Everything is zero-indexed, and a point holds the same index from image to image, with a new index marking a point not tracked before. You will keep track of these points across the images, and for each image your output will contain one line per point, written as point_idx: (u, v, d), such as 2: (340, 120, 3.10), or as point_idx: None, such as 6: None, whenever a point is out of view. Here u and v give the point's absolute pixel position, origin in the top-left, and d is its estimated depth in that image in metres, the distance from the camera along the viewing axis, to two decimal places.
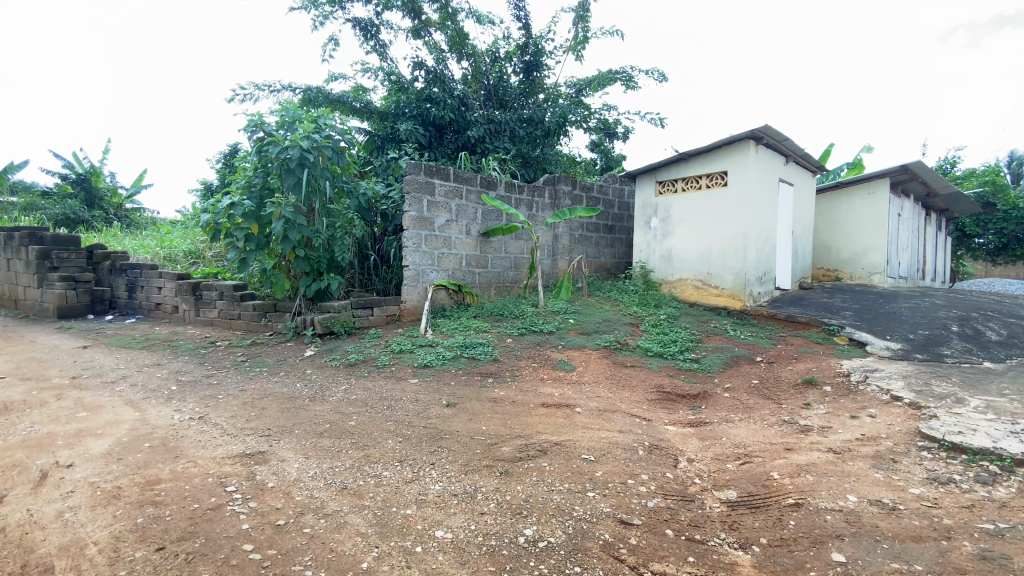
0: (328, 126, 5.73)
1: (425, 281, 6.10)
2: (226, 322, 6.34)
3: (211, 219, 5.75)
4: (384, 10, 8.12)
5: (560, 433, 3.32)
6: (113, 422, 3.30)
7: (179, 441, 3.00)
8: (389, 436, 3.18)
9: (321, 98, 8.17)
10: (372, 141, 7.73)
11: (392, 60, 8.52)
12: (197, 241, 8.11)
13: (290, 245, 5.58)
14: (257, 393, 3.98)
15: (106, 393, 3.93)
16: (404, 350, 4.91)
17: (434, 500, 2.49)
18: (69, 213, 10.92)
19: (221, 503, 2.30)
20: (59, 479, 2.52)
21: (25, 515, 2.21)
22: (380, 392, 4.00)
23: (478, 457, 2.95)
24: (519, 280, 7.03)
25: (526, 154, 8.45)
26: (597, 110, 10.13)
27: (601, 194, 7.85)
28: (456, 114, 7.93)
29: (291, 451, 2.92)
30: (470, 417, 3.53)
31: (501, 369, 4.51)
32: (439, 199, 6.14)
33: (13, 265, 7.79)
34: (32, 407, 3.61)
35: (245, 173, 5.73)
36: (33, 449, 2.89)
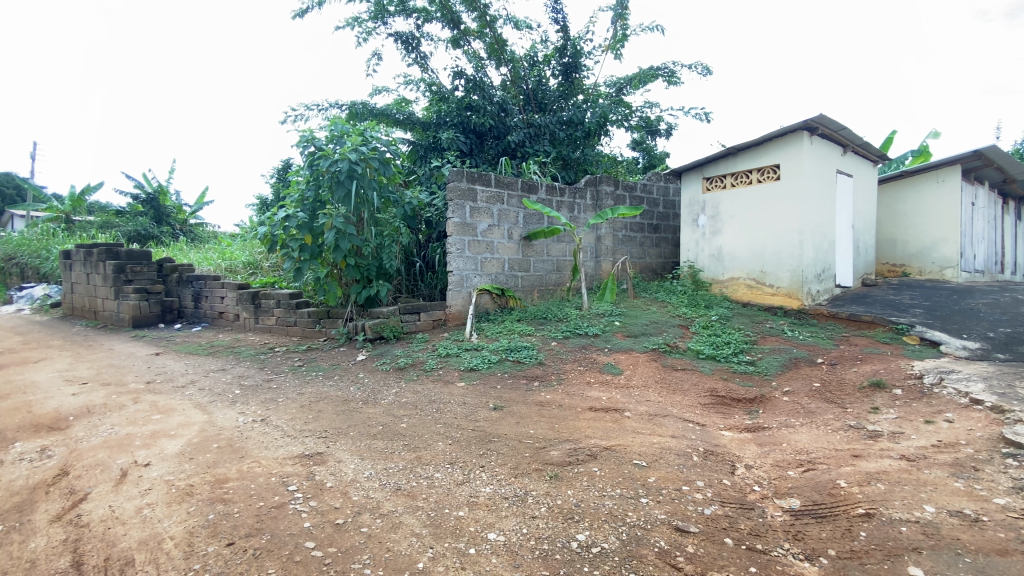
0: (374, 138, 5.92)
1: (469, 286, 6.18)
2: (283, 328, 6.64)
3: (268, 231, 6.04)
4: (425, 23, 8.31)
5: (610, 437, 3.27)
6: (184, 424, 3.52)
7: (244, 442, 3.16)
8: (439, 439, 3.23)
9: (366, 112, 8.45)
10: (416, 151, 7.90)
11: (433, 71, 8.71)
12: (255, 252, 8.55)
13: (341, 254, 5.79)
14: (314, 396, 4.15)
15: (177, 397, 4.19)
16: (451, 354, 4.98)
17: (485, 502, 2.50)
18: (140, 230, 11.78)
19: (284, 502, 2.40)
20: (138, 477, 2.71)
21: (108, 510, 2.38)
22: (429, 395, 4.07)
23: (528, 460, 2.95)
24: (563, 282, 6.99)
25: (566, 156, 8.42)
26: (638, 108, 9.98)
27: (645, 192, 7.71)
28: (496, 120, 8.02)
29: (347, 452, 3.01)
30: (517, 420, 3.53)
31: (547, 373, 4.49)
32: (482, 204, 6.20)
33: (93, 279, 8.44)
34: (112, 410, 3.90)
35: (298, 187, 5.96)
36: (115, 448, 3.12)
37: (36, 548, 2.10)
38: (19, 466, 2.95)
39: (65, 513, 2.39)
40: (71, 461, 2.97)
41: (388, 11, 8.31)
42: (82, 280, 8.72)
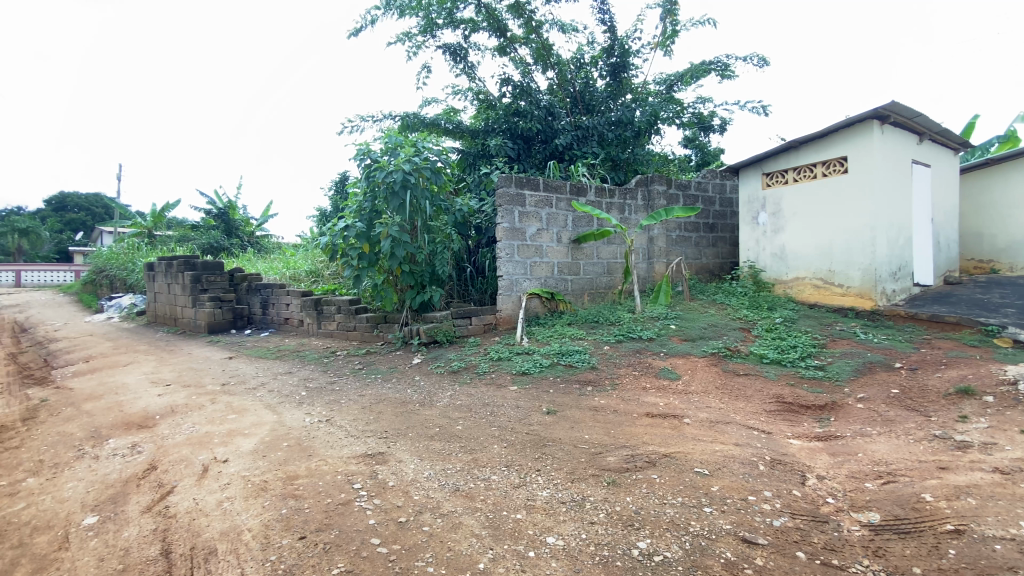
0: (426, 148, 6.10)
1: (519, 290, 6.20)
2: (343, 333, 6.92)
3: (329, 241, 6.33)
4: (472, 33, 8.46)
5: (669, 444, 3.17)
6: (257, 424, 3.74)
7: (311, 441, 3.32)
8: (495, 441, 3.25)
9: (417, 123, 8.68)
10: (465, 159, 8.04)
11: (480, 80, 8.84)
12: (317, 261, 8.98)
13: (396, 261, 5.98)
14: (374, 398, 4.30)
15: (249, 398, 4.47)
16: (503, 358, 5.02)
17: (543, 506, 2.49)
18: (213, 243, 12.66)
19: (350, 499, 2.50)
20: (218, 472, 2.91)
21: (192, 503, 2.57)
22: (482, 399, 4.11)
23: (584, 465, 2.91)
24: (615, 285, 6.88)
25: (615, 157, 8.31)
26: (690, 104, 9.70)
27: (700, 191, 7.47)
28: (544, 124, 8.01)
29: (407, 452, 3.10)
30: (572, 425, 3.50)
31: (600, 378, 4.42)
32: (531, 209, 6.23)
33: (173, 289, 9.12)
34: (192, 409, 4.20)
35: (356, 199, 6.21)
36: (196, 445, 3.36)
37: (130, 537, 2.29)
38: (113, 461, 3.23)
39: (154, 504, 2.59)
40: (158, 456, 3.22)
41: (437, 24, 8.53)
42: (164, 290, 9.45)
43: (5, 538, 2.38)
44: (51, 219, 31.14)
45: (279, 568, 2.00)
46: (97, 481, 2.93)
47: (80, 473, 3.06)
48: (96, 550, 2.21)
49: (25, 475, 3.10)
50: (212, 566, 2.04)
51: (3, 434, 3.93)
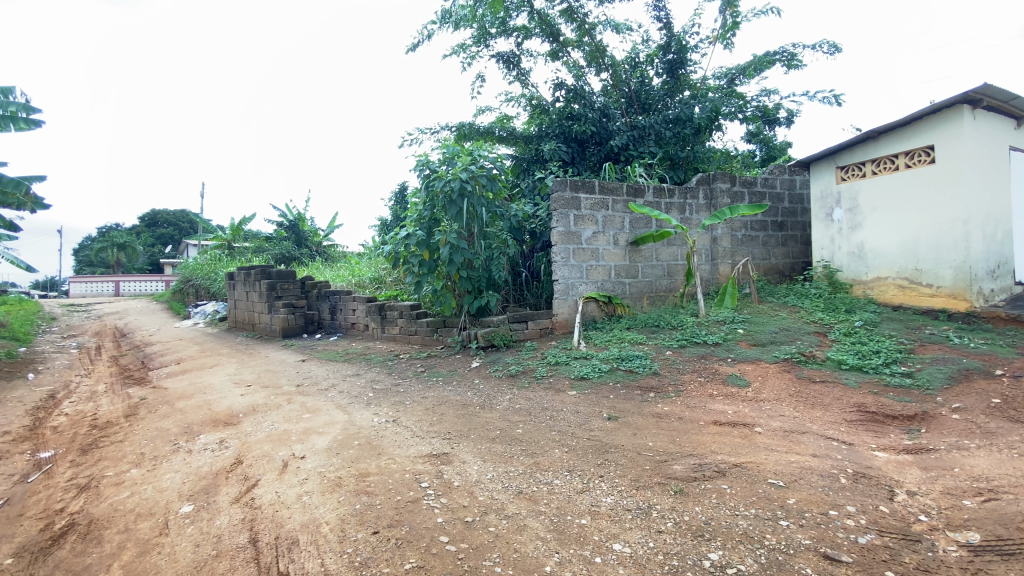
0: (482, 156, 6.22)
1: (575, 294, 6.17)
2: (405, 337, 7.16)
3: (392, 250, 6.58)
4: (525, 40, 8.54)
5: (740, 454, 3.04)
6: (330, 423, 3.94)
7: (380, 441, 3.46)
8: (556, 446, 3.25)
9: (473, 132, 8.85)
10: (519, 165, 8.11)
11: (534, 86, 8.90)
12: (380, 268, 9.36)
13: (455, 267, 6.12)
14: (436, 400, 4.42)
15: (322, 398, 4.72)
16: (561, 362, 5.00)
17: (608, 512, 2.46)
18: (285, 253, 13.53)
19: (418, 497, 2.58)
20: (297, 468, 3.09)
21: (275, 495, 2.74)
22: (542, 403, 4.12)
23: (649, 473, 2.85)
24: (675, 288, 6.69)
25: (674, 156, 8.10)
26: (753, 97, 9.31)
27: (766, 187, 7.13)
28: (599, 126, 7.91)
29: (471, 453, 3.16)
30: (635, 431, 3.43)
31: (663, 384, 4.31)
32: (586, 212, 6.19)
33: (251, 296, 9.81)
34: (271, 408, 4.49)
35: (416, 208, 6.42)
36: (276, 442, 3.59)
37: (223, 525, 2.49)
38: (205, 455, 3.51)
39: (242, 496, 2.80)
40: (243, 452, 3.47)
41: (490, 33, 8.69)
42: (243, 297, 10.17)
43: (116, 522, 2.65)
44: (145, 234, 34.38)
45: (356, 560, 2.10)
46: (191, 473, 3.20)
47: (176, 466, 3.36)
48: (192, 537, 2.42)
49: (131, 466, 3.44)
50: (294, 555, 2.18)
51: (112, 429, 4.37)
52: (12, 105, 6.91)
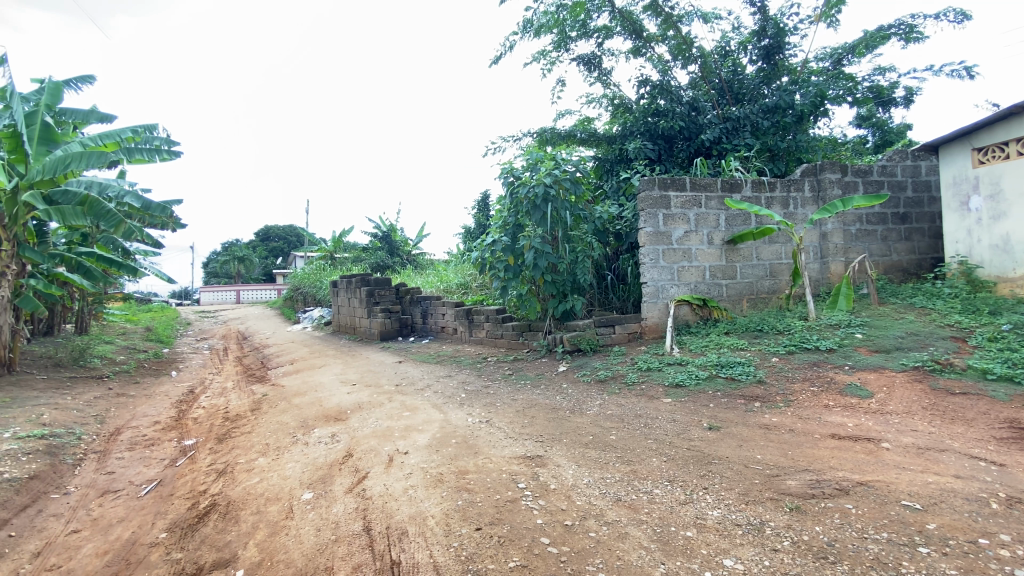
0: (565, 160, 6.19)
1: (666, 296, 5.94)
2: (492, 340, 7.31)
3: (478, 256, 6.77)
4: (607, 40, 8.43)
5: (865, 471, 2.75)
6: (427, 421, 4.12)
7: (476, 440, 3.55)
8: (653, 454, 3.13)
9: (554, 136, 8.86)
10: (602, 166, 7.98)
11: (616, 85, 8.74)
12: (467, 274, 9.67)
13: (539, 272, 6.15)
14: (526, 403, 4.45)
15: (418, 398, 4.97)
16: (653, 368, 4.84)
17: (715, 526, 2.33)
18: (380, 261, 14.47)
19: (517, 497, 2.62)
20: (401, 462, 3.27)
21: (384, 487, 2.92)
22: (635, 409, 4.00)
23: (759, 487, 2.65)
24: (779, 289, 6.20)
25: (773, 147, 7.55)
26: (865, 78, 8.46)
27: (884, 175, 6.40)
28: (687, 120, 7.58)
29: (565, 458, 3.14)
30: (739, 443, 3.23)
31: (770, 394, 4.00)
32: (676, 211, 5.95)
33: (352, 302, 10.56)
34: (374, 406, 4.79)
35: (501, 215, 6.56)
36: (381, 437, 3.83)
37: (339, 512, 2.69)
38: (319, 447, 3.82)
39: (354, 486, 3.01)
40: (352, 445, 3.73)
41: (571, 37, 8.70)
42: (345, 303, 10.97)
43: (249, 505, 2.96)
44: (259, 248, 38.36)
45: (461, 554, 2.17)
46: (309, 463, 3.50)
47: (296, 456, 3.69)
48: (314, 521, 2.64)
49: (258, 455, 3.84)
50: (404, 546, 2.29)
51: (241, 421, 4.92)
52: (156, 140, 8.06)
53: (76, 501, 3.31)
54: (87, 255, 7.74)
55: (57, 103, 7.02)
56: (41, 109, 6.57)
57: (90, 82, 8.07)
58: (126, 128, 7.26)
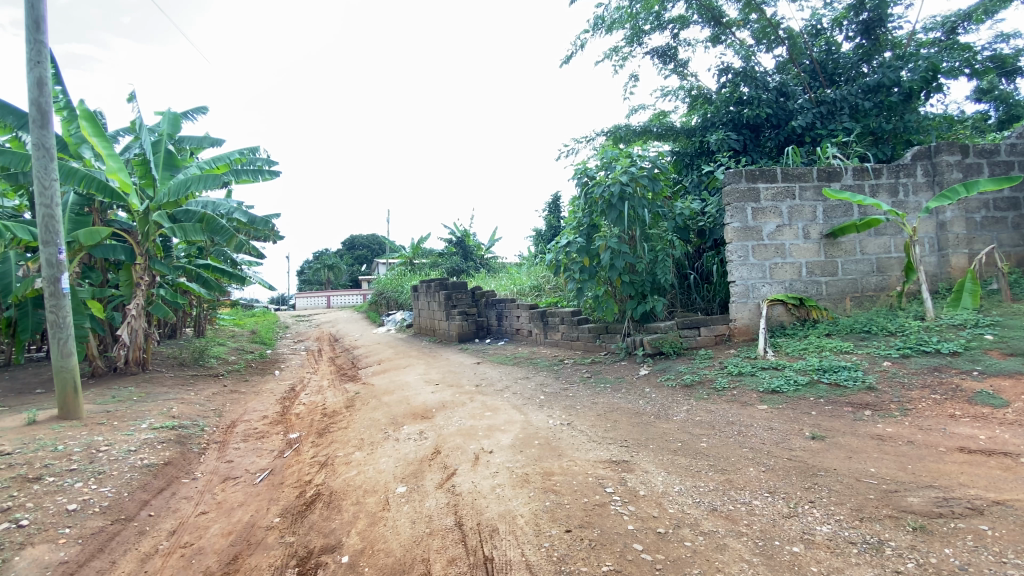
0: (641, 157, 6.00)
1: (757, 295, 5.59)
2: (568, 342, 7.27)
3: (553, 258, 6.76)
4: (682, 30, 8.12)
5: (1004, 490, 2.40)
6: (509, 422, 4.18)
7: (559, 442, 3.55)
8: (750, 464, 2.95)
9: (629, 133, 8.65)
10: (681, 160, 7.68)
11: (694, 76, 8.38)
12: (540, 276, 9.70)
13: (617, 272, 6.02)
14: (607, 407, 4.38)
15: (498, 398, 5.05)
16: (744, 372, 4.57)
17: (825, 542, 2.16)
18: (455, 266, 14.97)
19: (605, 501, 2.58)
20: (487, 461, 3.35)
21: (472, 484, 3.01)
22: (726, 416, 3.80)
23: (874, 503, 2.41)
24: (889, 286, 5.60)
25: (876, 130, 6.87)
26: (985, 46, 7.46)
27: (1016, 154, 5.60)
28: (776, 107, 7.10)
29: (653, 464, 3.05)
30: (848, 454, 2.96)
31: (882, 401, 3.63)
32: (767, 204, 5.59)
33: (432, 305, 10.97)
34: (456, 406, 4.94)
35: (576, 216, 6.51)
36: (466, 436, 3.93)
37: (432, 506, 2.81)
38: (409, 443, 4.01)
39: (444, 482, 3.12)
40: (440, 443, 3.87)
41: (644, 31, 8.48)
42: (425, 306, 11.41)
43: (350, 496, 3.17)
44: (346, 257, 40.99)
45: (553, 555, 2.18)
46: (401, 458, 3.68)
47: (388, 451, 3.90)
48: (408, 514, 2.77)
49: (354, 449, 4.10)
50: (496, 542, 2.34)
51: (337, 417, 5.28)
52: (258, 161, 8.89)
53: (202, 486, 3.72)
54: (204, 266, 8.71)
55: (177, 132, 7.95)
56: (164, 139, 7.48)
57: (203, 112, 9.07)
58: (233, 151, 8.08)
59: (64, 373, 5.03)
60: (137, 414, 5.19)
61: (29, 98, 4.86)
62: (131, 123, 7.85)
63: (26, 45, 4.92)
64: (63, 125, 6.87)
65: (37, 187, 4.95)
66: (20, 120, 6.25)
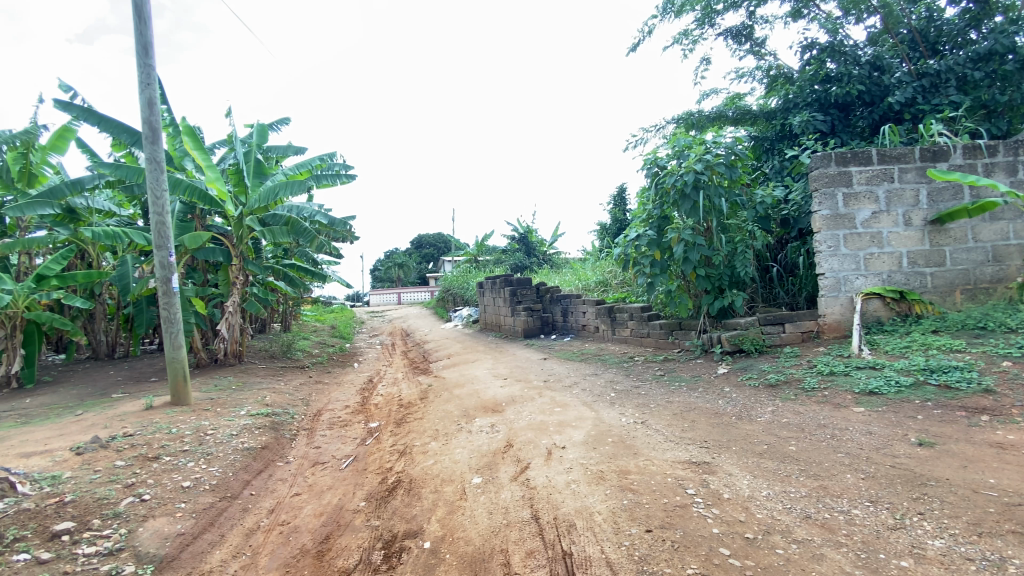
0: (717, 143, 5.71)
1: (850, 289, 5.16)
2: (637, 339, 7.11)
3: (622, 252, 6.62)
4: (759, 7, 7.63)
5: None
6: (580, 418, 4.15)
7: (633, 441, 3.47)
8: (846, 470, 2.74)
9: (701, 119, 8.27)
10: (760, 145, 7.23)
11: (773, 54, 7.85)
12: (606, 271, 9.54)
13: (691, 266, 5.79)
14: (683, 406, 4.23)
15: (568, 395, 5.02)
16: (836, 372, 4.24)
17: (938, 558, 1.96)
18: (518, 263, 15.07)
19: (687, 503, 2.50)
20: (560, 456, 3.35)
21: (546, 479, 3.02)
22: (816, 418, 3.54)
23: (997, 518, 2.15)
24: (1008, 277, 4.97)
25: (989, 102, 6.08)
26: None
27: None
28: (869, 83, 6.49)
29: (736, 466, 2.91)
30: (962, 463, 2.66)
31: (1003, 406, 3.23)
32: (860, 188, 5.14)
33: (497, 301, 11.10)
34: (526, 401, 4.97)
35: (646, 208, 6.32)
36: (537, 431, 3.95)
37: (508, 498, 2.85)
38: (482, 436, 4.09)
39: (519, 475, 3.15)
40: (511, 436, 3.92)
41: (716, 11, 8.05)
42: (490, 302, 11.57)
43: (428, 484, 3.29)
44: (415, 255, 42.49)
45: (634, 554, 2.14)
46: (475, 450, 3.77)
47: (462, 442, 4.00)
48: (485, 505, 2.83)
49: (430, 439, 4.24)
50: (574, 538, 2.34)
51: (413, 408, 5.50)
52: (335, 166, 9.40)
53: (295, 469, 4.01)
54: (290, 266, 9.36)
55: (265, 142, 8.58)
56: (254, 149, 8.10)
57: (286, 123, 9.73)
58: (313, 157, 8.59)
59: (176, 363, 5.61)
60: (237, 402, 5.70)
61: (141, 117, 5.43)
62: (226, 135, 8.57)
63: (138, 69, 5.49)
64: (170, 141, 7.63)
65: (150, 197, 5.53)
66: (134, 138, 7.00)
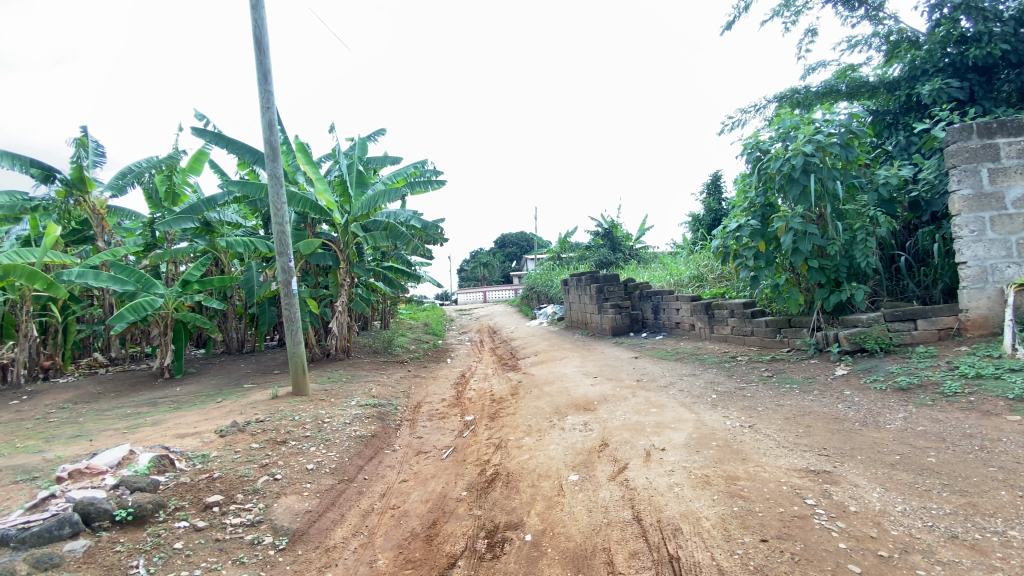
0: (830, 121, 5.20)
1: (1000, 279, 4.44)
2: (739, 337, 6.70)
3: (721, 243, 6.26)
4: None
5: None
6: (679, 420, 4.01)
7: (740, 445, 3.28)
8: (1001, 487, 2.39)
9: (807, 97, 7.59)
10: (880, 121, 6.48)
11: (894, 17, 7.01)
12: (700, 266, 9.07)
13: (801, 257, 5.34)
14: (795, 410, 3.92)
15: (664, 395, 4.87)
16: (985, 376, 3.69)
17: None
18: (603, 259, 14.83)
19: (807, 514, 2.32)
20: (660, 458, 3.26)
21: (648, 480, 2.96)
22: (960, 427, 3.12)
23: None
24: None
25: None
26: None
27: None
28: (1018, 39, 5.59)
29: (863, 477, 2.65)
30: None
31: None
32: (1010, 163, 4.44)
33: (583, 299, 10.98)
34: (620, 400, 4.90)
35: (747, 195, 5.93)
36: (634, 431, 3.87)
37: (609, 498, 2.83)
38: (576, 433, 4.10)
39: (617, 475, 3.12)
40: (606, 435, 3.88)
41: None
42: (576, 299, 11.48)
43: (525, 478, 3.37)
44: (499, 254, 43.32)
45: (749, 563, 2.04)
46: (569, 447, 3.79)
47: (556, 439, 4.04)
48: (584, 502, 2.84)
49: (524, 434, 4.32)
50: (681, 542, 2.27)
51: (506, 403, 5.64)
52: (427, 173, 9.88)
53: (401, 457, 4.29)
54: (388, 268, 9.99)
55: (365, 153, 9.23)
56: (356, 160, 8.75)
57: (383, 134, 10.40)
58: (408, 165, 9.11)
59: (296, 358, 6.23)
60: (348, 394, 6.22)
61: (263, 139, 6.08)
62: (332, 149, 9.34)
63: (259, 95, 6.17)
64: (285, 157, 8.46)
65: (272, 210, 6.18)
66: (256, 157, 7.86)
